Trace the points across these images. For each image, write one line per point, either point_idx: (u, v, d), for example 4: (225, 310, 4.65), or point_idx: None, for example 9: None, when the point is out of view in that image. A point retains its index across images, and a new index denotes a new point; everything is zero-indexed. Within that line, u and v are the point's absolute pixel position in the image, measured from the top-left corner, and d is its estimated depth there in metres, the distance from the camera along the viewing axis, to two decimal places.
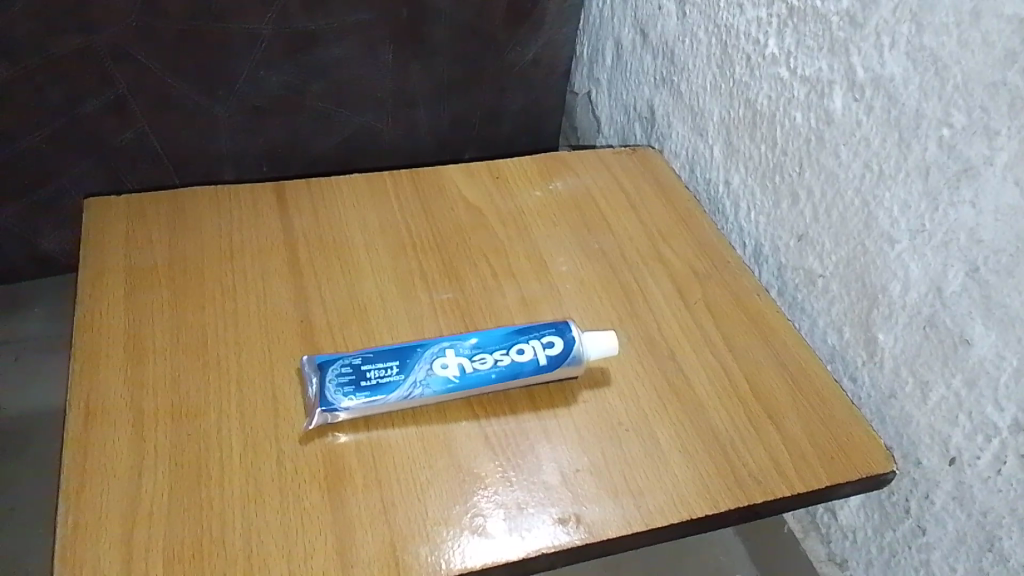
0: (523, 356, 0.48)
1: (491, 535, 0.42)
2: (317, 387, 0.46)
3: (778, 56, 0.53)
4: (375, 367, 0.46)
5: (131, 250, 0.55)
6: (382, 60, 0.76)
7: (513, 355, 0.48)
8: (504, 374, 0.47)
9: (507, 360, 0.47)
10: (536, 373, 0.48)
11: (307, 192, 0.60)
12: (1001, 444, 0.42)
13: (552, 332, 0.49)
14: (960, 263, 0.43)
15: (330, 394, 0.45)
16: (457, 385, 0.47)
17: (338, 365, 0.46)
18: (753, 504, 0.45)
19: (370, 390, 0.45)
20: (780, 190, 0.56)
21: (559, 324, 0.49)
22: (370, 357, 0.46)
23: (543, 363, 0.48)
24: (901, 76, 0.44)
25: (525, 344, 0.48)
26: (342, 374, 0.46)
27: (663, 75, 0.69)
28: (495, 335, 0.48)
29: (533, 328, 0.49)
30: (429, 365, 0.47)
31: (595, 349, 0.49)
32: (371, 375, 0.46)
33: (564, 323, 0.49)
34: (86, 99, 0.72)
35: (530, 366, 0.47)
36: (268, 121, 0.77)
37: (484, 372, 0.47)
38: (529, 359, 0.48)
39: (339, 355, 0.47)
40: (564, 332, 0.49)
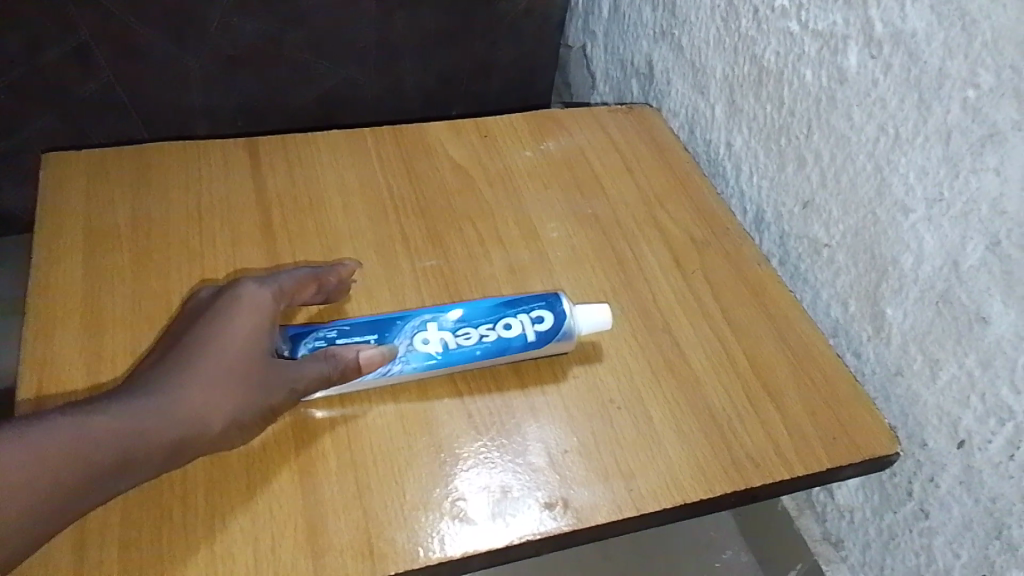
0: (511, 331, 0.45)
1: (473, 521, 0.40)
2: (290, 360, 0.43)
3: (788, 8, 0.50)
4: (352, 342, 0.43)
5: (90, 210, 0.51)
6: (364, 8, 0.71)
7: (500, 330, 0.45)
8: (490, 351, 0.44)
9: (493, 335, 0.44)
10: (523, 349, 0.45)
11: (282, 148, 0.56)
12: (1016, 429, 0.39)
13: (541, 305, 0.46)
14: (980, 235, 0.39)
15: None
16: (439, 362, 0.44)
17: (312, 339, 0.43)
18: (750, 488, 0.42)
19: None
20: (786, 153, 0.53)
21: (549, 296, 0.46)
22: (346, 329, 0.43)
23: (531, 339, 0.45)
24: (924, 32, 0.40)
25: (513, 318, 0.45)
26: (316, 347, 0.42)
27: (663, 28, 0.65)
28: (481, 306, 0.45)
29: (521, 300, 0.46)
30: (409, 340, 0.44)
31: (586, 323, 0.46)
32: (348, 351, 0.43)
33: (555, 296, 0.46)
34: (46, 46, 0.67)
35: (518, 343, 0.45)
36: (243, 72, 0.73)
37: (468, 349, 0.44)
38: (517, 334, 0.45)
39: (313, 327, 0.43)
40: (554, 305, 0.46)
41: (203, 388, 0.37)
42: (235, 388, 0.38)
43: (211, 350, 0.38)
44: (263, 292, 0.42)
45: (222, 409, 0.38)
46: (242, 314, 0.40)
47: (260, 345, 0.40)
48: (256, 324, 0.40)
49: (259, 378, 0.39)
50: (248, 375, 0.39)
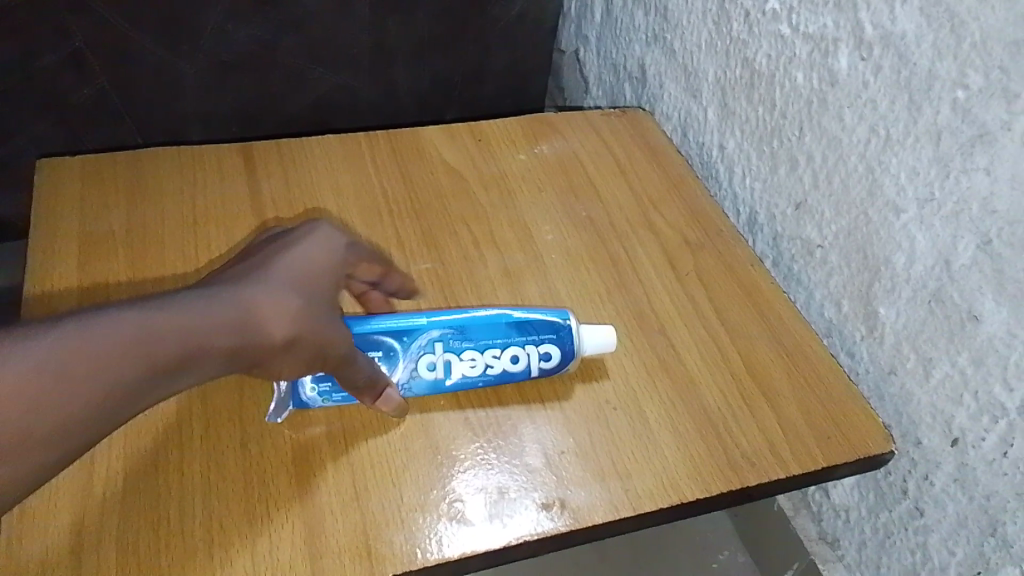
0: (517, 365, 0.45)
1: (470, 522, 0.40)
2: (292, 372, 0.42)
3: (779, 12, 0.50)
4: None
5: (85, 213, 0.51)
6: (358, 13, 0.71)
7: (505, 363, 0.44)
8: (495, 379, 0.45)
9: (499, 367, 0.44)
10: (526, 379, 0.45)
11: (277, 153, 0.57)
12: (1008, 426, 0.40)
13: (551, 339, 0.45)
14: (971, 234, 0.40)
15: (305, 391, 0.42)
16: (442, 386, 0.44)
17: None
18: (746, 487, 0.43)
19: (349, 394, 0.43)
20: (778, 155, 0.53)
21: (561, 330, 0.45)
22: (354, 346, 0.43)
23: (535, 373, 0.45)
24: (913, 34, 0.41)
25: (520, 351, 0.44)
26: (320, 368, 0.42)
27: (655, 32, 0.65)
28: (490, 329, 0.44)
29: (532, 329, 0.45)
30: (414, 364, 0.44)
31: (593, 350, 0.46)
32: None
33: (566, 332, 0.45)
34: (40, 53, 0.67)
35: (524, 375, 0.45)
36: (237, 77, 0.73)
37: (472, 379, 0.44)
38: (522, 368, 0.45)
39: None
40: (564, 342, 0.45)
41: (274, 299, 0.36)
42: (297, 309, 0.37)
43: (280, 273, 0.37)
44: (329, 240, 0.42)
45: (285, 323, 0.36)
46: (313, 255, 0.40)
47: (317, 281, 0.39)
48: (322, 267, 0.40)
49: (316, 310, 0.38)
50: (308, 302, 0.38)
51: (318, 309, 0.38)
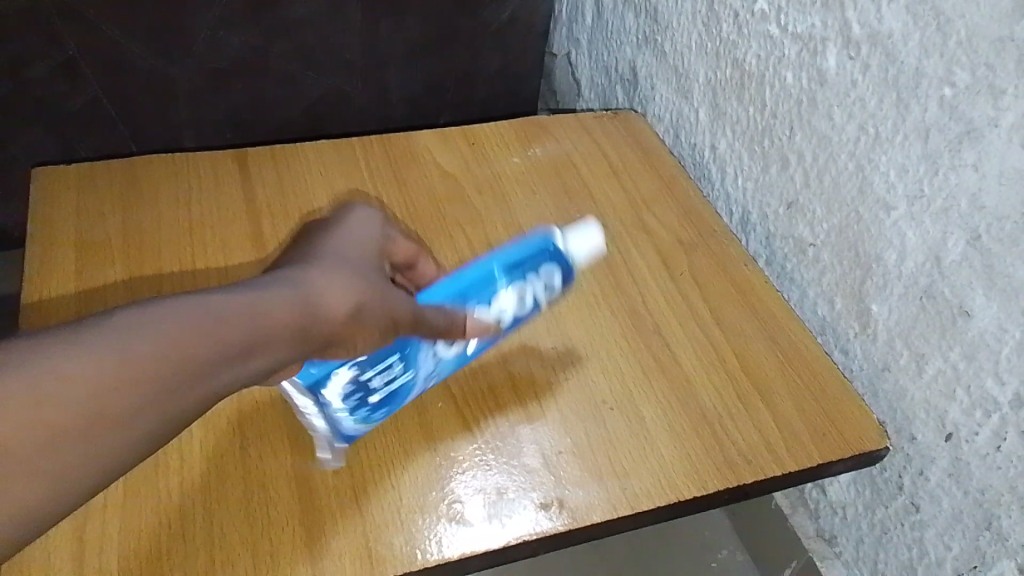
0: (525, 308, 0.44)
1: (470, 522, 0.40)
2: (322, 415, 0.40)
3: (768, 12, 0.50)
4: (379, 374, 0.40)
5: (80, 223, 0.51)
6: (350, 19, 0.72)
7: (517, 309, 0.44)
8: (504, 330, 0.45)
9: (513, 315, 0.44)
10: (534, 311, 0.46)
11: (271, 159, 0.57)
12: (1001, 419, 0.40)
13: (549, 264, 0.44)
14: (961, 231, 0.40)
15: (348, 426, 0.41)
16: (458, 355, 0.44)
17: (341, 390, 0.39)
18: (742, 484, 0.43)
19: (389, 405, 0.42)
20: (769, 155, 0.53)
21: (548, 244, 0.44)
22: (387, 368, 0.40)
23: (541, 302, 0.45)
24: (900, 32, 0.41)
25: (528, 293, 0.44)
26: (358, 403, 0.40)
27: (646, 34, 0.66)
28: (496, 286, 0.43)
29: (530, 268, 0.44)
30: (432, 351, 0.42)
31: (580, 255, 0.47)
32: (381, 387, 0.40)
33: (550, 240, 0.44)
34: (33, 62, 0.67)
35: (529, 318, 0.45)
36: (230, 84, 0.73)
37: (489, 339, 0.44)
38: (530, 305, 0.45)
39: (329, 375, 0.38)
40: (556, 255, 0.45)
41: (334, 280, 0.35)
42: (352, 279, 0.36)
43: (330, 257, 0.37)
44: (372, 227, 0.41)
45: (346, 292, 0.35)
46: (361, 242, 0.39)
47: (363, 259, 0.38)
48: (370, 251, 0.39)
49: (373, 281, 0.37)
50: (361, 274, 0.36)
51: (372, 279, 0.37)
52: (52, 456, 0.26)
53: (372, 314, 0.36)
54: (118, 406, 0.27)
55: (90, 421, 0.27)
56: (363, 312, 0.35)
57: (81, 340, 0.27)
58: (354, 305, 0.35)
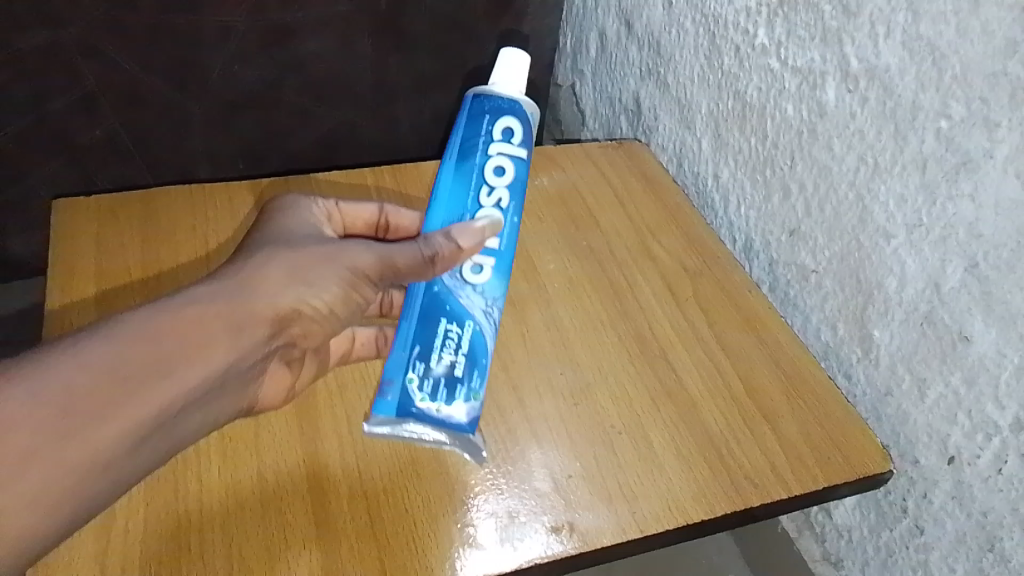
0: (492, 152, 0.51)
1: (483, 545, 0.41)
2: (429, 420, 0.45)
3: (769, 47, 0.52)
4: (440, 350, 0.47)
5: (100, 253, 0.52)
6: (361, 53, 0.73)
7: (497, 175, 0.51)
8: (511, 198, 0.51)
9: (500, 185, 0.51)
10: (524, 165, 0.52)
11: (286, 189, 0.58)
12: (1002, 443, 0.41)
13: (491, 121, 0.52)
14: (959, 258, 0.41)
15: (462, 413, 0.46)
16: (500, 278, 0.50)
17: (420, 380, 0.46)
18: (750, 507, 0.44)
19: (483, 373, 0.47)
20: (771, 184, 0.55)
21: (474, 109, 0.52)
22: (445, 343, 0.47)
23: (515, 137, 0.52)
24: (897, 67, 0.42)
25: (493, 161, 0.51)
26: (448, 386, 0.46)
27: (649, 66, 0.67)
28: (465, 178, 0.51)
29: (476, 146, 0.52)
30: (469, 300, 0.48)
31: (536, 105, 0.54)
32: (450, 354, 0.47)
33: (475, 104, 0.53)
34: (53, 96, 0.69)
35: (516, 160, 0.52)
36: (244, 116, 0.75)
37: (502, 211, 0.51)
38: (508, 160, 0.52)
39: (402, 379, 0.46)
40: (485, 107, 0.52)
41: (269, 270, 0.41)
42: (229, 280, 0.40)
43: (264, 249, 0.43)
44: (301, 219, 0.48)
45: (222, 294, 0.39)
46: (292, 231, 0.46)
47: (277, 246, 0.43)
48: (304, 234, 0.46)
49: (268, 270, 0.41)
50: (243, 269, 0.41)
51: (264, 267, 0.41)
52: (54, 454, 0.32)
53: (258, 302, 0.40)
54: (21, 446, 0.31)
55: (27, 448, 0.31)
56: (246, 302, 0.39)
57: (67, 363, 0.33)
58: (232, 299, 0.39)
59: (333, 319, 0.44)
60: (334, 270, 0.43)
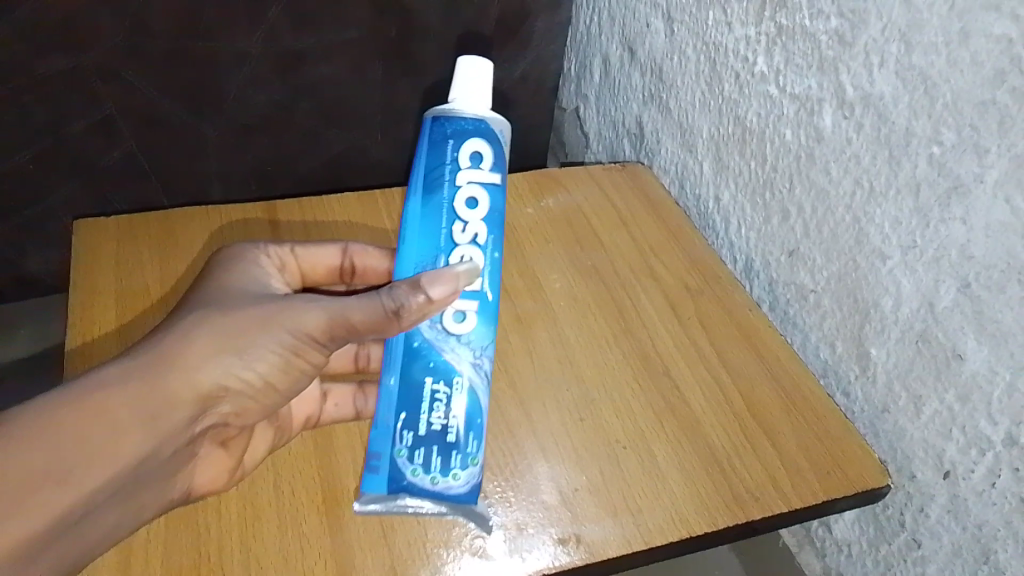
0: (461, 180, 0.49)
1: (491, 556, 0.43)
2: (425, 493, 0.44)
3: (767, 74, 0.54)
4: (431, 416, 0.45)
5: (120, 272, 0.54)
6: (372, 78, 0.76)
7: (469, 208, 0.48)
8: (489, 231, 0.49)
9: (473, 219, 0.48)
10: (497, 194, 0.49)
11: (299, 210, 0.60)
12: (995, 457, 0.42)
13: (456, 149, 0.49)
14: (952, 278, 0.43)
15: (460, 484, 0.44)
16: (487, 324, 0.47)
17: (412, 452, 0.44)
18: (750, 520, 0.45)
19: (478, 434, 0.45)
20: (771, 207, 0.56)
21: (435, 138, 0.50)
22: (434, 407, 0.45)
23: (484, 164, 0.50)
24: (891, 95, 0.44)
25: (463, 194, 0.48)
26: (442, 454, 0.44)
27: (651, 91, 0.69)
28: (436, 212, 0.48)
29: (442, 178, 0.49)
30: (453, 355, 0.46)
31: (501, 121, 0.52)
32: (439, 420, 0.45)
33: (437, 131, 0.50)
34: (73, 119, 0.71)
35: (488, 187, 0.49)
36: (257, 139, 0.77)
37: (480, 246, 0.48)
38: (480, 191, 0.49)
39: (391, 452, 0.44)
40: (448, 135, 0.50)
41: (192, 343, 0.40)
42: (148, 361, 0.39)
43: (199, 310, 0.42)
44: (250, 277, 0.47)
45: (137, 376, 0.39)
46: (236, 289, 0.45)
47: (211, 310, 0.42)
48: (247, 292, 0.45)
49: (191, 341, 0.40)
50: (166, 345, 0.40)
51: (189, 341, 0.40)
52: None
53: (176, 384, 0.39)
54: None
55: None
56: (161, 386, 0.39)
57: None
58: (145, 381, 0.39)
59: (269, 391, 0.43)
60: (270, 341, 0.42)
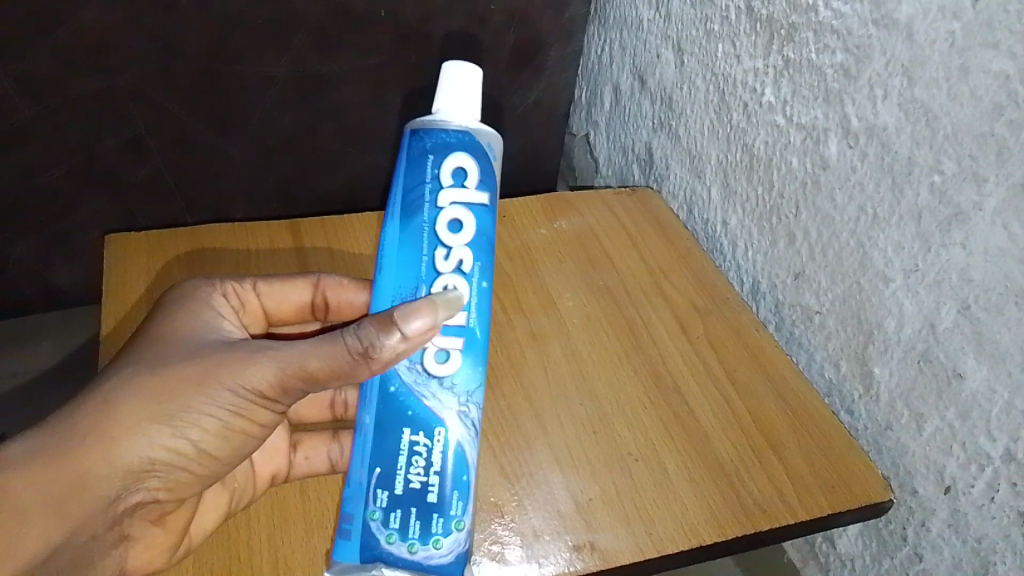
0: (443, 203, 0.46)
1: (508, 562, 0.45)
2: (401, 562, 0.43)
3: (775, 104, 0.56)
4: (410, 474, 0.43)
5: (151, 284, 0.57)
6: (391, 102, 0.78)
7: (454, 231, 0.46)
8: (475, 258, 0.46)
9: (458, 243, 0.46)
10: (484, 215, 0.47)
11: (322, 229, 0.63)
12: (994, 473, 0.44)
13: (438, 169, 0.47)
14: (952, 300, 0.45)
15: (441, 554, 0.43)
16: (472, 365, 0.45)
17: (389, 516, 0.43)
18: (758, 531, 0.47)
19: (463, 494, 0.44)
20: (778, 231, 0.59)
21: (415, 156, 0.47)
22: (412, 462, 0.43)
23: (469, 183, 0.47)
24: (894, 126, 0.47)
25: (446, 218, 0.46)
26: (421, 518, 0.43)
27: (661, 119, 0.72)
28: (417, 238, 0.46)
29: (424, 200, 0.46)
30: (433, 404, 0.44)
31: (491, 135, 0.49)
32: (418, 479, 0.43)
33: (417, 150, 0.47)
34: (103, 138, 0.74)
35: (474, 209, 0.47)
36: (279, 159, 0.80)
37: (464, 274, 0.45)
38: (464, 214, 0.46)
39: (366, 514, 0.43)
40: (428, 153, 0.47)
41: (122, 416, 0.41)
42: (66, 439, 0.40)
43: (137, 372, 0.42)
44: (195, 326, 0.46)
45: (50, 458, 0.40)
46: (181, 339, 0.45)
47: (151, 369, 0.42)
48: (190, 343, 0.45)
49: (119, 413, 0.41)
50: (91, 419, 0.41)
51: (114, 414, 0.41)
52: None
53: (93, 465, 0.40)
54: None
55: None
56: (75, 470, 0.40)
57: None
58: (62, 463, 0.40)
59: (207, 458, 0.44)
60: (211, 406, 0.42)
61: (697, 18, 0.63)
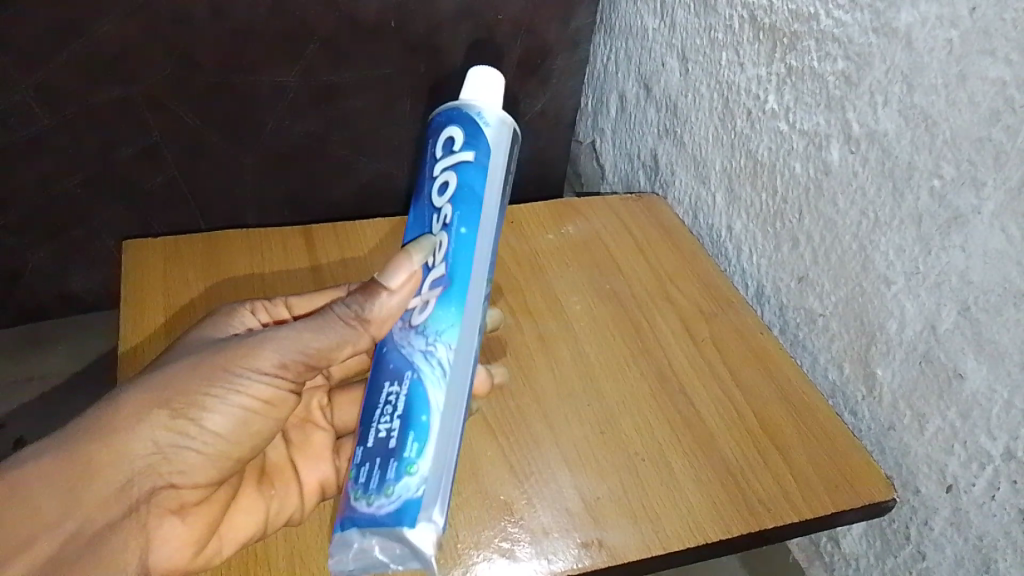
0: (436, 171, 0.47)
1: (518, 559, 0.46)
2: (364, 517, 0.42)
3: (778, 111, 0.57)
4: (381, 428, 0.44)
5: (168, 288, 0.58)
6: (401, 111, 0.80)
7: (442, 192, 0.47)
8: (454, 206, 0.46)
9: (443, 201, 0.46)
10: (472, 171, 0.46)
11: (334, 236, 0.64)
12: (995, 471, 0.45)
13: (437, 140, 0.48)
14: (952, 302, 0.46)
15: (392, 500, 0.41)
16: (446, 308, 0.45)
17: (361, 472, 0.43)
18: (763, 529, 0.48)
19: (420, 435, 0.42)
20: (781, 235, 0.60)
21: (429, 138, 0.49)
22: (385, 412, 0.44)
23: (459, 144, 0.47)
24: (894, 132, 0.48)
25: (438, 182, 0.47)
26: (381, 466, 0.42)
27: (666, 126, 0.73)
28: (419, 212, 0.48)
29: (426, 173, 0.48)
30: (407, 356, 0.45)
31: (493, 101, 0.48)
32: (385, 429, 0.43)
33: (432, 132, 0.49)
34: (121, 147, 0.75)
35: (459, 165, 0.46)
36: (291, 167, 0.81)
37: (444, 227, 0.46)
38: (451, 171, 0.46)
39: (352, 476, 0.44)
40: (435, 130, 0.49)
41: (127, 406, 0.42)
42: (76, 437, 0.41)
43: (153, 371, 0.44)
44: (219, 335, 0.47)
45: (62, 453, 0.41)
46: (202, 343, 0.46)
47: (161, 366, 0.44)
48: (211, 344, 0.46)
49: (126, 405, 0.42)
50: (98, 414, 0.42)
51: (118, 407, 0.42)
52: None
53: (100, 462, 0.41)
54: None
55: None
56: (82, 465, 0.41)
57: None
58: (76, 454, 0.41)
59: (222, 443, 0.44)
60: (212, 390, 0.43)
61: (701, 27, 0.65)
